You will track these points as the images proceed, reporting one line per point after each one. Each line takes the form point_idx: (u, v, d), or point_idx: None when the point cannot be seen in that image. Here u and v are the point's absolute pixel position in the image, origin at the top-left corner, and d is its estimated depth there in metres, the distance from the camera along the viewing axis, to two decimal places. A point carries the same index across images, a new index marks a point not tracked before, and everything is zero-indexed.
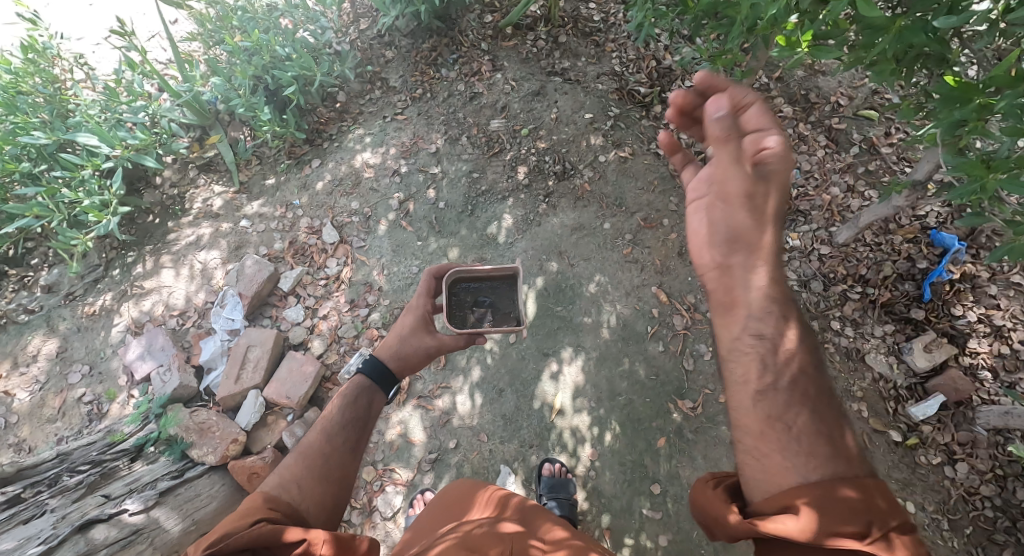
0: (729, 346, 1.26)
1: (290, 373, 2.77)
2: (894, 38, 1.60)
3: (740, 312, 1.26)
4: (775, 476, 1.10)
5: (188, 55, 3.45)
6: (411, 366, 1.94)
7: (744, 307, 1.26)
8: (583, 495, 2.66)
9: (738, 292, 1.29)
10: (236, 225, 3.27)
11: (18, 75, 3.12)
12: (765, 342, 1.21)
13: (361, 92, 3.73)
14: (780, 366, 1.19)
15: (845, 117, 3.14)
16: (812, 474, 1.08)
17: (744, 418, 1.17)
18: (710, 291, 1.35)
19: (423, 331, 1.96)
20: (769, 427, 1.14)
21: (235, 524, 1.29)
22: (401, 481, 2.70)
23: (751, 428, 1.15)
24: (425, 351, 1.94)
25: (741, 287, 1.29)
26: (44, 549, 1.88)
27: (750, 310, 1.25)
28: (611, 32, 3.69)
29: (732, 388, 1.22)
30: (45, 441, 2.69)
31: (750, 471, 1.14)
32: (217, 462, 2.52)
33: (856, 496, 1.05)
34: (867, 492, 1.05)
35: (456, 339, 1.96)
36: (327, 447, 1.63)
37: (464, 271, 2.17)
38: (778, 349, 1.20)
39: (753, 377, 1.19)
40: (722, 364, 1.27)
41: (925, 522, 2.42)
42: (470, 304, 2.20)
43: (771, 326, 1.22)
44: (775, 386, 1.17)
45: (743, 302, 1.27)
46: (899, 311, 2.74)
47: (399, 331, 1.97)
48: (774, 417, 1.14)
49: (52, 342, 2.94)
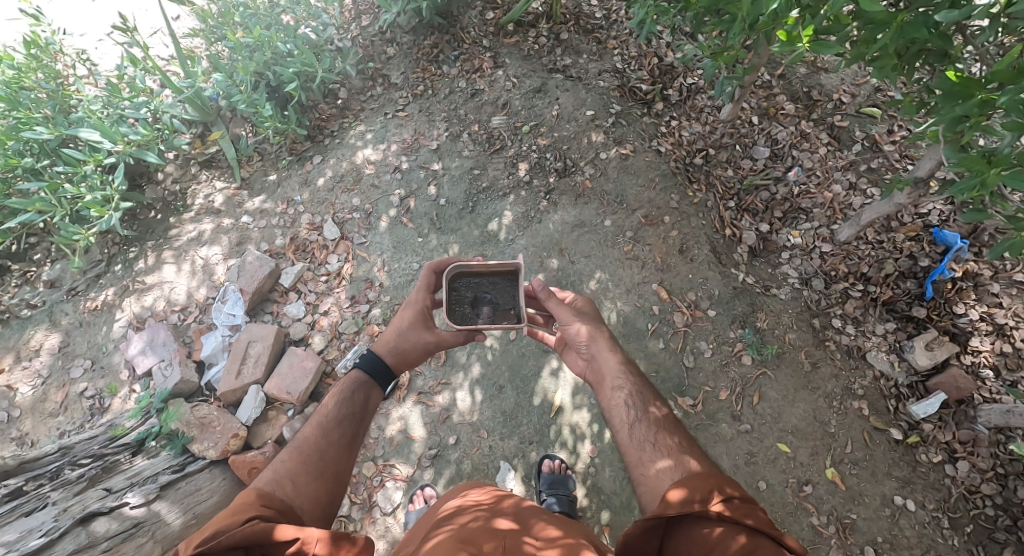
0: (621, 422, 1.76)
1: (290, 369, 2.78)
2: (896, 34, 1.58)
3: (616, 393, 1.82)
4: (685, 512, 1.41)
5: (190, 51, 3.46)
6: (410, 361, 1.98)
7: (616, 386, 1.84)
8: (582, 491, 2.66)
9: (612, 380, 1.86)
10: (237, 221, 3.28)
11: (20, 71, 3.14)
12: (631, 397, 1.80)
13: (362, 88, 3.73)
14: (644, 412, 1.77)
15: (847, 114, 3.13)
16: (673, 473, 1.56)
17: (638, 455, 1.66)
18: (604, 394, 1.84)
19: (420, 328, 1.98)
20: (659, 464, 1.60)
21: (227, 522, 1.30)
22: (401, 477, 2.70)
23: (639, 462, 1.65)
24: (424, 348, 1.97)
25: (615, 378, 1.86)
26: (45, 541, 1.96)
27: (620, 388, 1.82)
28: (613, 29, 3.68)
29: (633, 446, 1.69)
30: (48, 435, 2.70)
31: (666, 512, 1.43)
32: (218, 456, 2.51)
33: (741, 512, 1.38)
34: (748, 511, 1.39)
35: (454, 338, 1.98)
36: (322, 443, 1.64)
37: (465, 266, 2.15)
38: (640, 406, 1.78)
39: (631, 426, 1.74)
40: (622, 441, 1.73)
41: (925, 520, 2.42)
42: (470, 300, 2.18)
43: (633, 391, 1.82)
44: (648, 429, 1.71)
45: (614, 381, 1.86)
46: (901, 309, 2.73)
47: (398, 326, 1.99)
48: (655, 443, 1.67)
49: (54, 337, 2.96)
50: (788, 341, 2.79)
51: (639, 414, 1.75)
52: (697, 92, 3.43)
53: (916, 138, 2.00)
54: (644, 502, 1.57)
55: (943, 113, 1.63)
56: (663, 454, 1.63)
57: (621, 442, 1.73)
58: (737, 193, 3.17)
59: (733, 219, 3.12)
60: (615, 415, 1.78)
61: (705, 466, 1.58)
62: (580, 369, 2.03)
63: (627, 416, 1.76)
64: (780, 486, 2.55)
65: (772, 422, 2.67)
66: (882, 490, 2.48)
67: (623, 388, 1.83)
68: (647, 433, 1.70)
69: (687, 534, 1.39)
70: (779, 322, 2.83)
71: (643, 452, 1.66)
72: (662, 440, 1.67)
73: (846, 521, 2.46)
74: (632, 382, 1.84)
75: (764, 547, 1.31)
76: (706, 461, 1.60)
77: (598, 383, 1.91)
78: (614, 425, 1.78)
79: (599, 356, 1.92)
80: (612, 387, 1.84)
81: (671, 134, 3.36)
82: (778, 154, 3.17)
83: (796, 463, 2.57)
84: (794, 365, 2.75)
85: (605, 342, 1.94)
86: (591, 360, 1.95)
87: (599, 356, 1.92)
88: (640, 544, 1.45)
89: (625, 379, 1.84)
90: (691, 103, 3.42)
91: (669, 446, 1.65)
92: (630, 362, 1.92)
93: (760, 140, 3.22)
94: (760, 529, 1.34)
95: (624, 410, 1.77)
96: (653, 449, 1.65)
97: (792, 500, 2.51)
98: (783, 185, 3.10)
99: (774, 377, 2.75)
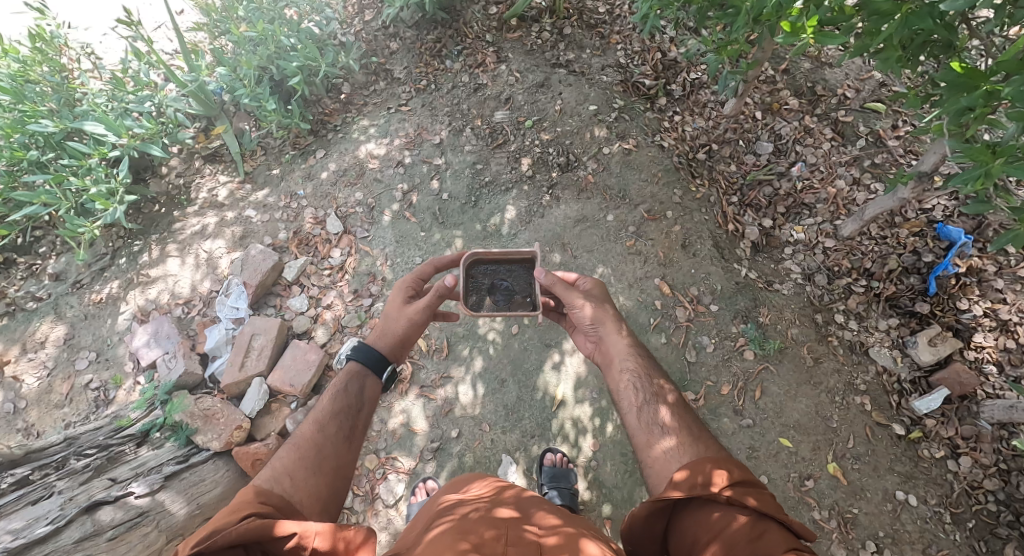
0: (629, 405, 1.76)
1: (293, 361, 2.80)
2: (902, 24, 1.57)
3: (625, 375, 1.82)
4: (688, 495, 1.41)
5: (194, 45, 3.47)
6: (399, 337, 1.98)
7: (626, 367, 1.84)
8: (584, 485, 2.66)
9: (623, 362, 1.86)
10: (241, 214, 3.30)
11: (26, 64, 3.15)
12: (640, 378, 1.80)
13: (366, 83, 3.74)
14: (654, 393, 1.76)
15: (851, 110, 3.11)
16: (680, 457, 1.56)
17: (648, 438, 1.66)
18: (616, 378, 1.84)
19: (405, 302, 2.07)
20: (668, 446, 1.61)
21: (225, 519, 1.28)
22: (404, 470, 2.72)
23: (649, 447, 1.64)
24: (407, 318, 1.99)
25: (625, 359, 1.86)
26: (51, 529, 1.96)
27: (630, 370, 1.83)
28: (616, 23, 3.67)
29: (640, 430, 1.69)
30: (53, 426, 2.72)
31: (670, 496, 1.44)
32: (222, 448, 2.53)
33: (746, 489, 1.38)
34: (754, 489, 1.38)
35: (430, 292, 2.01)
36: (319, 438, 1.63)
37: (480, 255, 2.32)
38: (650, 387, 1.78)
39: (640, 408, 1.73)
40: (631, 425, 1.73)
41: (927, 515, 2.41)
42: (486, 287, 2.35)
43: (643, 373, 1.81)
44: (657, 410, 1.71)
45: (625, 362, 1.85)
46: (904, 305, 2.72)
47: (388, 310, 2.06)
48: (666, 425, 1.67)
49: (60, 328, 2.98)
50: (791, 336, 2.79)
51: (647, 396, 1.75)
52: (700, 87, 3.42)
53: (921, 131, 1.99)
54: (652, 484, 1.57)
55: (948, 105, 1.63)
56: (670, 435, 1.63)
57: (629, 423, 1.74)
58: (740, 188, 3.16)
59: (736, 214, 3.11)
60: (624, 397, 1.79)
61: (712, 449, 1.57)
62: (590, 352, 2.04)
63: (635, 398, 1.76)
64: (781, 480, 2.55)
65: (774, 416, 2.67)
66: (884, 484, 2.48)
67: (630, 369, 1.83)
68: (654, 415, 1.70)
69: (693, 518, 1.39)
70: (782, 317, 2.83)
71: (650, 433, 1.67)
72: (669, 422, 1.67)
73: (848, 516, 2.46)
74: (641, 364, 1.84)
75: (771, 530, 1.30)
76: (713, 445, 1.59)
77: (607, 364, 1.92)
78: (622, 405, 1.78)
79: (607, 338, 1.94)
80: (621, 369, 1.84)
81: (674, 129, 3.36)
82: (781, 150, 3.16)
83: (798, 458, 2.58)
84: (796, 360, 2.75)
85: (612, 325, 1.95)
86: (600, 341, 1.97)
87: (608, 338, 1.94)
88: (645, 527, 1.47)
89: (634, 361, 1.85)
90: (694, 98, 3.41)
91: (676, 428, 1.65)
92: (638, 344, 1.92)
93: (764, 136, 3.21)
94: (767, 514, 1.32)
95: (632, 391, 1.78)
96: (660, 431, 1.66)
97: (793, 495, 2.51)
98: (787, 181, 3.09)
99: (776, 372, 2.75)
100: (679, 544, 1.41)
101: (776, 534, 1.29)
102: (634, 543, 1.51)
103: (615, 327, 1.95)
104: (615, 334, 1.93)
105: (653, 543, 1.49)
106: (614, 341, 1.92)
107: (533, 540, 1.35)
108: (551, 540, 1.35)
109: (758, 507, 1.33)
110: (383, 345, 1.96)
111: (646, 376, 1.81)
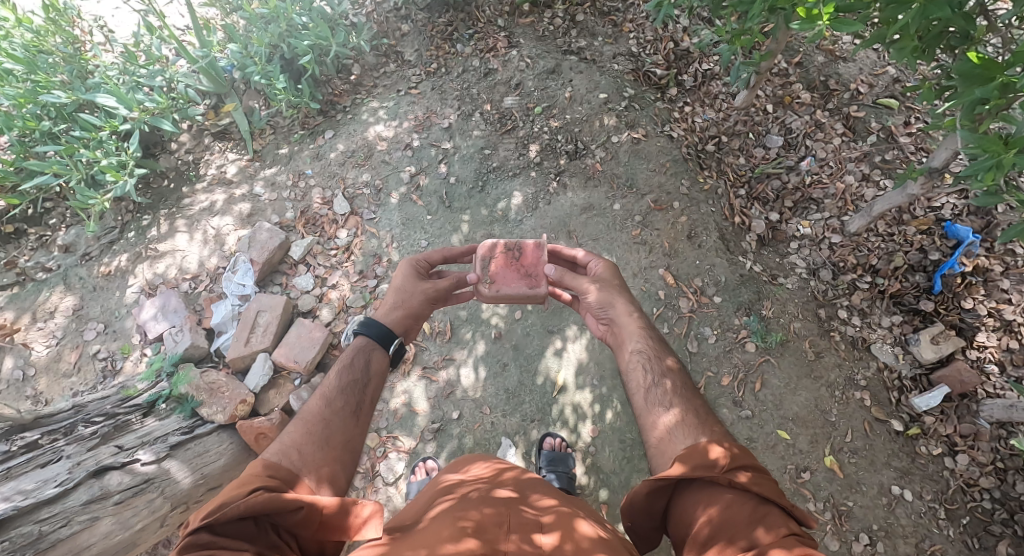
0: (636, 387, 1.77)
1: (299, 339, 2.83)
2: (918, 12, 1.52)
3: (632, 357, 1.85)
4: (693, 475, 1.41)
5: (206, 21, 3.49)
6: (412, 312, 2.04)
7: (635, 348, 1.86)
8: (582, 469, 2.68)
9: (630, 345, 1.88)
10: (248, 191, 3.33)
11: (39, 34, 3.18)
12: (650, 356, 1.82)
13: (376, 65, 3.74)
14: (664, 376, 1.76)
15: (864, 105, 3.10)
16: (686, 438, 1.56)
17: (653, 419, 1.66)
18: (625, 361, 1.86)
19: (420, 276, 2.12)
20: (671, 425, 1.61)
21: (232, 494, 1.27)
22: (404, 449, 2.74)
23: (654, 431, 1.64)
24: (423, 294, 2.06)
25: (635, 343, 1.87)
26: (60, 491, 1.98)
27: (640, 351, 1.84)
28: (629, 11, 3.66)
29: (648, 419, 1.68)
30: (61, 394, 2.75)
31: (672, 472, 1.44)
32: (226, 421, 2.57)
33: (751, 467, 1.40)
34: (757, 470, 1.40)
35: (453, 284, 2.13)
36: (325, 413, 1.63)
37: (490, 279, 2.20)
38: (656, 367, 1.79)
39: (648, 392, 1.73)
40: (639, 408, 1.74)
41: (923, 510, 2.42)
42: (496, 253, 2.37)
43: (647, 353, 1.83)
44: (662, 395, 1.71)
45: (634, 343, 1.88)
46: (908, 302, 2.72)
47: (397, 282, 2.10)
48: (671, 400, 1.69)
49: (69, 299, 3.02)
50: (794, 330, 2.79)
51: (654, 377, 1.76)
52: (712, 78, 3.41)
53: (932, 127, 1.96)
54: (656, 463, 1.58)
55: (964, 94, 1.59)
56: (676, 415, 1.64)
57: (636, 403, 1.75)
58: (747, 181, 3.16)
59: (743, 207, 3.11)
60: (632, 378, 1.80)
61: (718, 433, 1.58)
62: (602, 334, 2.07)
63: (643, 379, 1.77)
64: (778, 471, 2.56)
65: (773, 408, 2.68)
66: (880, 479, 2.49)
67: (635, 350, 1.85)
68: (662, 394, 1.71)
69: (696, 496, 1.40)
70: (784, 311, 2.83)
71: (655, 414, 1.67)
72: (676, 404, 1.68)
73: (844, 508, 2.46)
74: (653, 344, 1.87)
75: (773, 513, 1.30)
76: (718, 429, 1.61)
77: (619, 346, 1.94)
78: (631, 387, 1.79)
79: (619, 319, 1.96)
80: (632, 350, 1.86)
81: (684, 120, 3.35)
82: (791, 144, 3.15)
83: (796, 450, 2.58)
84: (797, 353, 2.76)
85: (622, 305, 1.99)
86: (611, 323, 1.99)
87: (619, 319, 1.96)
88: (646, 504, 1.47)
89: (645, 342, 1.87)
90: (705, 89, 3.40)
91: (682, 409, 1.66)
92: (649, 325, 1.94)
93: (774, 129, 3.20)
94: (770, 498, 1.33)
95: (641, 372, 1.79)
96: (667, 411, 1.66)
97: (790, 486, 2.52)
98: (796, 174, 3.08)
99: (778, 364, 2.75)
100: (679, 522, 1.42)
101: (779, 516, 1.30)
102: (632, 518, 1.53)
103: (626, 310, 1.97)
104: (627, 317, 1.95)
105: (651, 519, 1.51)
106: (624, 323, 1.95)
107: (533, 519, 1.37)
108: (548, 519, 1.38)
109: (762, 486, 1.36)
110: (394, 319, 1.99)
111: (657, 357, 1.82)
